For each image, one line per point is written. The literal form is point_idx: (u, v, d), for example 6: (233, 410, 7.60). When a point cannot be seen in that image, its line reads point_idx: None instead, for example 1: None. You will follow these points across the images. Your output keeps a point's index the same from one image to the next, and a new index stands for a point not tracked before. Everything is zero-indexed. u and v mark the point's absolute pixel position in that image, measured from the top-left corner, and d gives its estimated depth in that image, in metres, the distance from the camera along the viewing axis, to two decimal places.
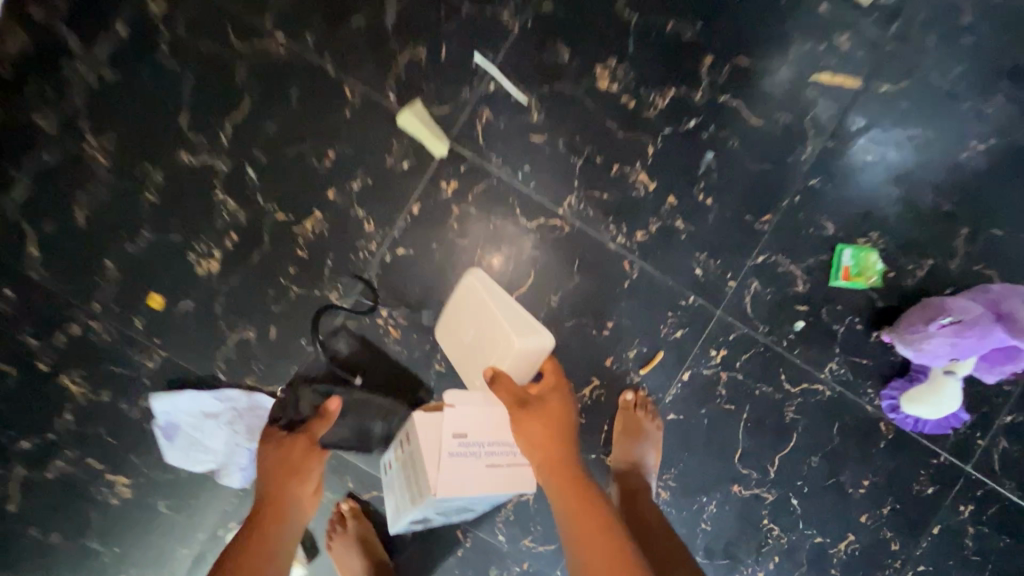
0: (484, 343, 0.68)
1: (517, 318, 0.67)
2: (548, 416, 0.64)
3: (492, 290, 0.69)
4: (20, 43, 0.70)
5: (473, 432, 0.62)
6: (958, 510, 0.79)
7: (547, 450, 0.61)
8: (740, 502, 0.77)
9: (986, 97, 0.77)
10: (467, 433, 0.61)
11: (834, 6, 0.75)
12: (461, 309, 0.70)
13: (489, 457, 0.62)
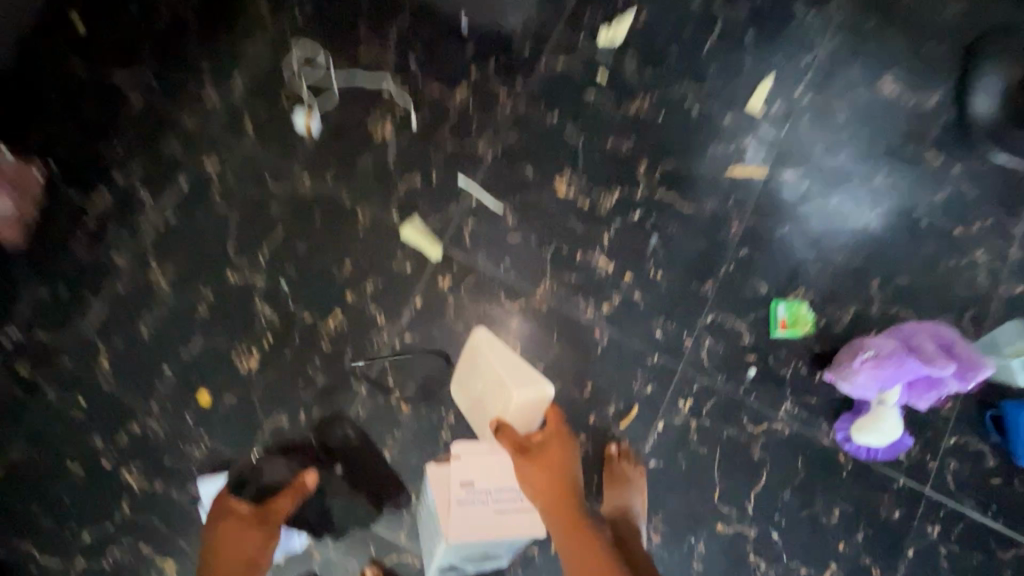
0: (489, 396, 0.80)
1: (517, 373, 0.79)
2: (547, 462, 0.73)
3: (495, 349, 0.82)
4: (106, 202, 0.91)
5: (479, 480, 0.74)
6: (926, 531, 0.86)
7: (544, 495, 0.70)
8: (725, 539, 0.85)
9: (867, 175, 0.97)
10: (473, 482, 0.73)
11: (734, 119, 0.96)
12: (469, 363, 0.83)
13: (495, 503, 0.73)
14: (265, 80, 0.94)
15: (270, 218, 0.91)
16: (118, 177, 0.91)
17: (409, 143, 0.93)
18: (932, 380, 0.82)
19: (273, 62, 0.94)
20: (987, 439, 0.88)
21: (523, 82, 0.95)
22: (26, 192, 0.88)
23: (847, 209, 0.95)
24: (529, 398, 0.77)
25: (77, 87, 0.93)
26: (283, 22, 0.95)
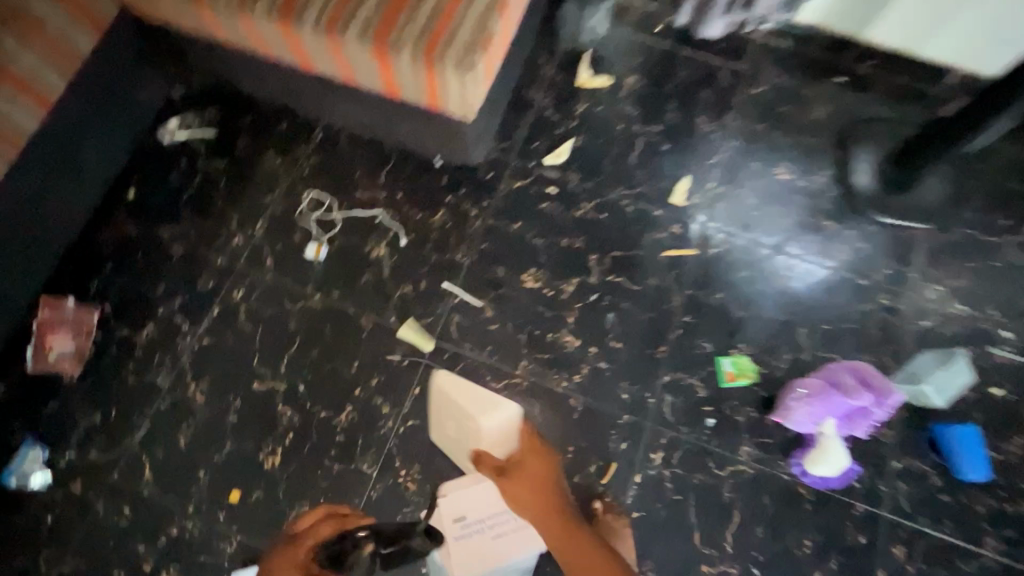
0: (463, 432, 0.96)
1: (479, 405, 0.96)
2: (524, 476, 0.86)
3: (459, 390, 1.00)
4: (151, 333, 1.08)
5: (470, 514, 0.89)
6: (893, 552, 0.95)
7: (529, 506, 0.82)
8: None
9: (780, 244, 1.17)
10: (465, 517, 0.88)
11: (663, 212, 1.18)
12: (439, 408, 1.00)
13: (490, 531, 0.88)
14: (281, 220, 1.16)
15: (288, 332, 1.08)
16: (161, 311, 1.10)
17: (401, 259, 1.13)
18: (858, 412, 0.97)
19: (287, 207, 1.17)
20: (929, 459, 1.00)
21: (489, 201, 1.17)
22: (87, 331, 1.08)
23: (769, 273, 1.14)
24: (494, 421, 0.94)
25: (129, 243, 1.15)
26: (294, 175, 1.20)
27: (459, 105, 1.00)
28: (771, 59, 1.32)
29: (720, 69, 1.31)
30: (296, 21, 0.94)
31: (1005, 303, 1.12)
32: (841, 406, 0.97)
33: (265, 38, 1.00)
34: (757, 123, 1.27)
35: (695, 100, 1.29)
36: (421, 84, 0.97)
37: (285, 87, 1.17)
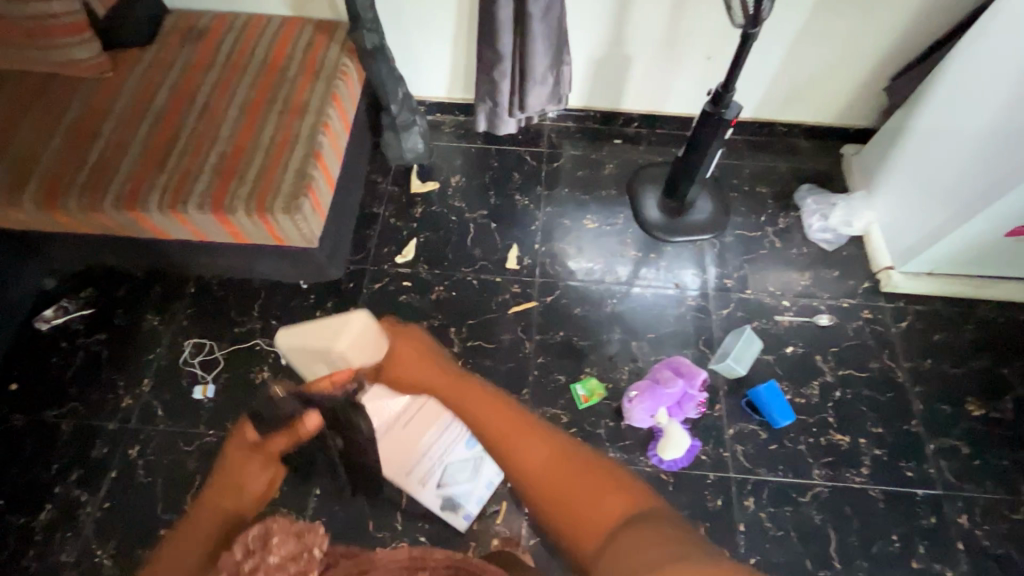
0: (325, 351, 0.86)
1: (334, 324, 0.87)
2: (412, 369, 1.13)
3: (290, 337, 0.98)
4: (49, 514, 1.12)
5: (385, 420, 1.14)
6: (746, 505, 1.13)
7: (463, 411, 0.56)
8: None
9: (602, 277, 1.42)
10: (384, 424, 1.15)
11: (503, 277, 1.41)
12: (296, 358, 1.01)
13: (402, 423, 1.15)
14: (167, 372, 1.27)
15: (188, 472, 1.16)
16: (59, 489, 1.14)
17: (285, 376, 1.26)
18: (678, 398, 1.18)
19: (171, 358, 1.28)
20: (754, 419, 1.22)
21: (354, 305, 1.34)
22: None
23: (598, 304, 1.37)
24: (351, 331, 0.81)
25: (18, 434, 1.20)
26: (173, 328, 1.32)
27: (300, 237, 1.17)
28: (561, 137, 1.65)
29: (523, 153, 1.62)
30: (142, 207, 1.12)
31: (779, 279, 1.41)
32: (665, 398, 1.17)
33: (118, 225, 1.16)
34: (562, 188, 1.56)
35: (510, 182, 1.57)
36: (262, 229, 1.14)
37: (147, 256, 1.31)
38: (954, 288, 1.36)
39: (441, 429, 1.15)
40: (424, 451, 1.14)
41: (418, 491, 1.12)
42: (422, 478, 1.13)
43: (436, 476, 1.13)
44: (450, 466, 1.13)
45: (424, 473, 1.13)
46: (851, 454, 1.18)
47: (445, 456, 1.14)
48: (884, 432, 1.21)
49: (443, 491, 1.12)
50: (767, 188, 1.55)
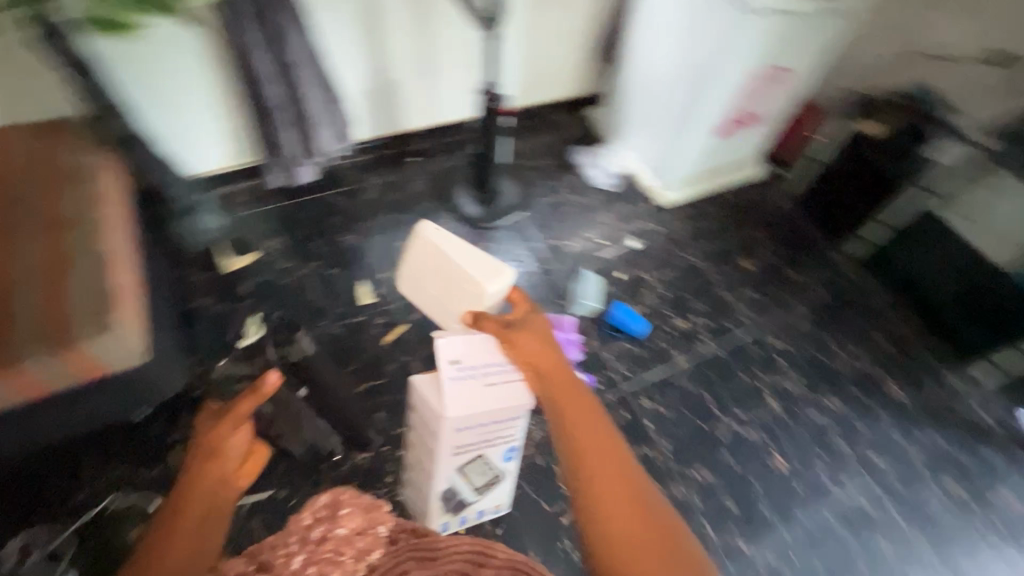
0: (452, 305, 1.18)
1: (481, 266, 1.13)
2: (537, 339, 0.94)
3: (436, 234, 1.19)
4: None
5: (465, 360, 0.97)
6: (643, 404, 1.34)
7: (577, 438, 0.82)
8: (571, 525, 1.21)
9: None
10: (461, 360, 0.96)
11: (363, 315, 1.41)
12: (437, 260, 1.19)
13: (483, 377, 0.98)
14: None
15: None
16: None
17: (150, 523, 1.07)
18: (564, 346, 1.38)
19: None
20: (620, 337, 1.44)
21: None
22: None
23: None
24: (495, 288, 1.11)
25: None
26: None
27: (122, 358, 1.00)
28: (360, 171, 1.68)
29: (330, 196, 1.61)
30: None
31: (588, 225, 1.68)
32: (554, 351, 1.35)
33: None
34: (383, 215, 1.61)
35: (329, 226, 1.55)
36: (66, 365, 0.94)
37: None
38: (703, 186, 1.78)
39: (511, 430, 1.03)
40: (478, 417, 0.97)
41: (445, 447, 0.99)
42: (455, 441, 0.99)
43: (462, 472, 1.05)
44: (479, 473, 1.07)
45: (463, 445, 1.00)
46: (692, 331, 1.48)
47: (481, 468, 1.06)
48: (704, 304, 1.54)
49: (455, 492, 1.07)
50: (549, 159, 1.82)
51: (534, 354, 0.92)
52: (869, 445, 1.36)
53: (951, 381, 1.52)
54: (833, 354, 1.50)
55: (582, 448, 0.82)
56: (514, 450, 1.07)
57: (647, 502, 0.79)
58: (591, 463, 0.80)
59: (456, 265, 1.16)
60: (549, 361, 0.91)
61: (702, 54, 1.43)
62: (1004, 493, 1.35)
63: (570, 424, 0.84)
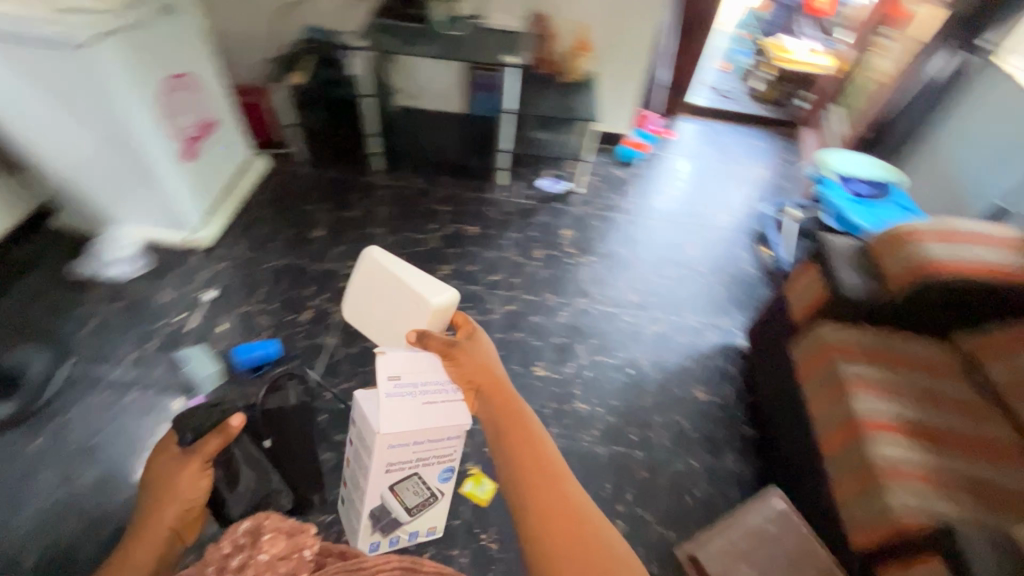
0: (400, 328, 1.12)
1: (428, 285, 1.09)
2: (480, 364, 0.90)
3: (386, 261, 1.16)
4: None
5: (403, 375, 0.95)
6: (327, 395, 1.37)
7: (518, 445, 0.72)
8: None
9: (43, 486, 1.18)
10: (399, 377, 0.95)
11: None
12: (382, 286, 1.16)
13: (421, 396, 0.97)
14: None
15: None
16: None
17: None
18: None
19: None
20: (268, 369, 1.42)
21: None
22: None
23: (74, 499, 1.17)
24: (439, 301, 1.07)
25: None
26: None
27: None
28: None
29: None
30: None
31: (156, 315, 1.51)
32: None
33: None
34: None
35: None
36: None
37: None
38: (230, 208, 1.79)
39: (448, 450, 1.03)
40: (416, 437, 0.97)
41: (377, 466, 0.98)
42: (389, 459, 0.98)
43: (396, 489, 1.05)
44: (411, 494, 1.06)
45: (399, 462, 1.00)
46: (320, 313, 1.57)
47: (414, 488, 1.07)
48: (313, 288, 1.63)
49: (388, 513, 1.06)
50: (54, 294, 1.52)
51: (475, 372, 0.89)
52: (484, 272, 1.74)
53: (490, 194, 2.02)
54: (421, 242, 1.81)
55: (517, 456, 0.70)
56: (448, 470, 1.08)
57: (584, 504, 0.64)
58: (525, 466, 0.69)
59: (400, 290, 1.13)
60: (490, 383, 0.86)
61: (114, 120, 1.35)
62: (560, 231, 1.92)
63: (507, 434, 0.75)
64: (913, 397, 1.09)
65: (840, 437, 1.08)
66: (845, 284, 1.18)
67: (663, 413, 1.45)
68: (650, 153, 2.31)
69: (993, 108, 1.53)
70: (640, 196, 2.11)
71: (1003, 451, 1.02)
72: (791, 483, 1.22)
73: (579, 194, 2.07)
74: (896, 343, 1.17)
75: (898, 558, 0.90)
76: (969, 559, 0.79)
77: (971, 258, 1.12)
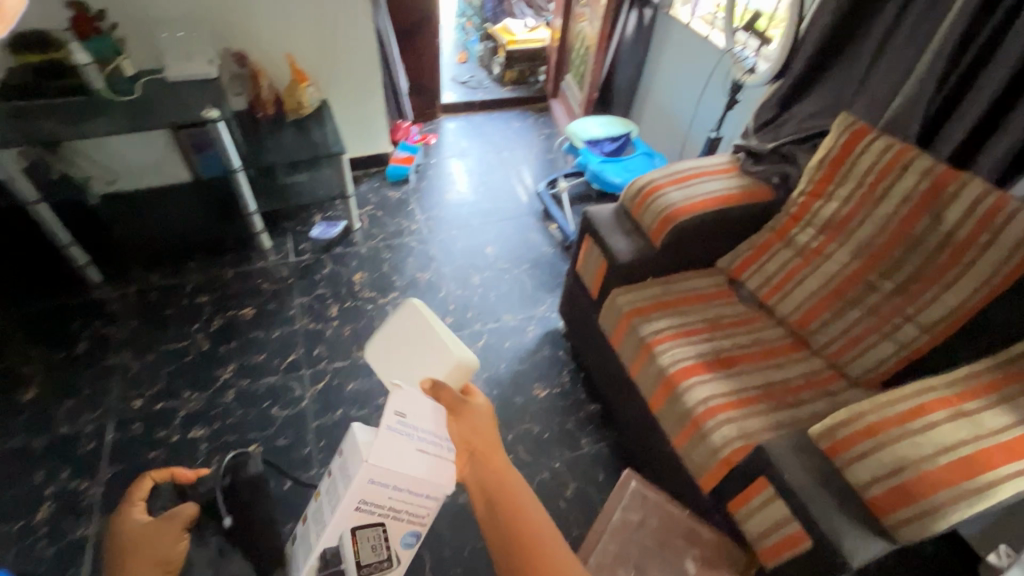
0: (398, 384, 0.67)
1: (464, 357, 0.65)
2: (478, 425, 0.66)
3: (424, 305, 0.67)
4: None
5: (410, 415, 0.64)
6: None
7: (514, 529, 0.57)
8: None
9: None
10: (404, 415, 0.64)
11: None
12: (404, 326, 0.67)
13: (418, 443, 0.66)
14: None
15: None
16: None
17: None
18: None
19: None
20: None
21: None
22: None
23: None
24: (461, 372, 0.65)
25: None
26: None
27: None
28: None
29: None
30: None
31: None
32: None
33: None
34: None
35: None
36: None
37: None
38: None
39: (425, 510, 0.74)
40: (405, 482, 0.68)
41: (347, 503, 0.68)
42: (367, 497, 0.68)
43: (354, 535, 0.73)
44: (368, 551, 0.74)
45: (376, 505, 0.70)
46: (67, 499, 1.20)
47: (377, 544, 0.74)
48: (47, 470, 1.24)
49: (341, 560, 0.74)
50: None
51: (463, 436, 0.66)
52: (277, 356, 1.50)
53: (258, 262, 1.74)
54: (187, 350, 1.49)
55: (512, 543, 0.56)
56: (415, 532, 0.77)
57: None
58: (522, 557, 0.55)
59: (418, 331, 0.66)
60: (489, 450, 0.65)
61: None
62: (351, 276, 1.74)
63: (500, 509, 0.59)
64: (703, 330, 1.18)
65: (661, 394, 1.12)
66: (618, 252, 1.22)
67: (513, 428, 1.40)
68: (419, 164, 2.22)
69: (681, 54, 1.73)
70: (424, 211, 2.01)
71: (780, 349, 1.16)
72: (639, 448, 1.26)
73: (361, 229, 1.90)
74: (677, 286, 1.26)
75: (737, 491, 0.96)
76: (783, 473, 0.87)
77: (705, 193, 1.22)
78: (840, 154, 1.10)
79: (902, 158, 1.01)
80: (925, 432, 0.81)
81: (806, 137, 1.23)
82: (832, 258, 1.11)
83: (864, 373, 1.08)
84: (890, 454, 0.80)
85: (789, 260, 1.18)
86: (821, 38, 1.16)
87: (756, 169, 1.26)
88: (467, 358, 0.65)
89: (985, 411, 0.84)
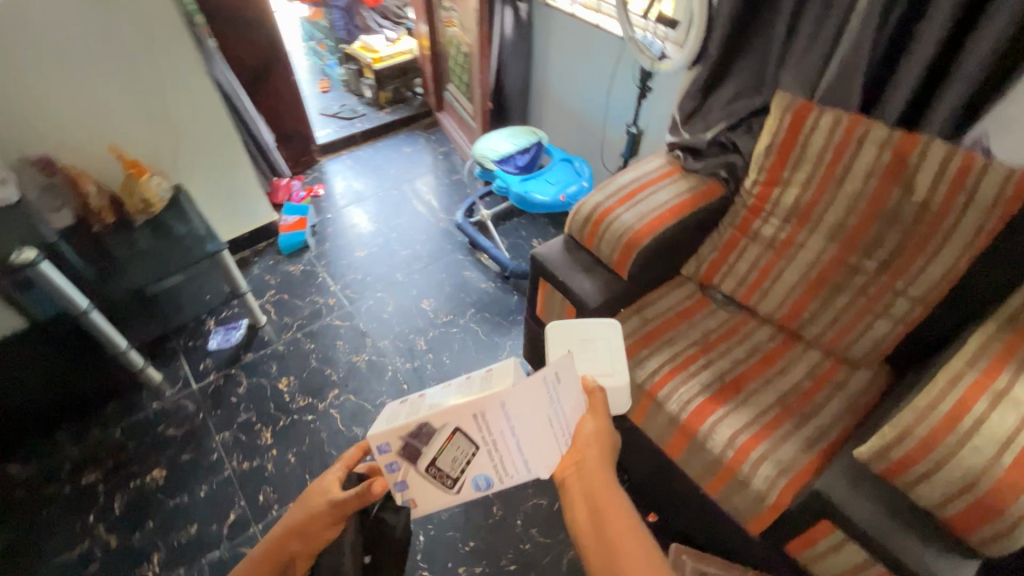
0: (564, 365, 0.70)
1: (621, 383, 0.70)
2: (597, 441, 0.60)
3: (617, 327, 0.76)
4: None
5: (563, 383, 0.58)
6: None
7: (620, 544, 0.54)
8: None
9: None
10: (558, 378, 0.57)
11: None
12: (593, 329, 0.75)
13: (553, 415, 0.58)
14: None
15: None
16: None
17: None
18: None
19: None
20: None
21: None
22: None
23: None
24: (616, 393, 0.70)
25: None
26: None
27: None
28: None
29: None
30: None
31: None
32: None
33: None
34: None
35: None
36: None
37: None
38: None
39: (520, 466, 0.59)
40: (529, 429, 0.57)
41: (483, 401, 0.54)
42: (495, 409, 0.55)
43: (459, 435, 0.56)
44: (450, 458, 0.57)
45: (488, 424, 0.56)
46: None
47: (460, 459, 0.57)
48: None
49: (423, 447, 0.56)
50: None
51: (582, 448, 0.60)
52: (214, 522, 1.21)
53: (154, 406, 1.40)
54: (89, 556, 1.15)
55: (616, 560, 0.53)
56: (488, 484, 0.60)
57: None
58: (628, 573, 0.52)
59: (602, 352, 0.72)
60: (599, 470, 0.59)
61: None
62: (276, 385, 1.45)
63: (607, 525, 0.55)
64: (696, 357, 1.06)
65: (679, 442, 0.99)
66: (585, 294, 1.07)
67: (519, 510, 1.23)
68: (314, 224, 1.93)
69: (572, 44, 1.59)
70: (336, 278, 1.74)
71: (776, 351, 1.08)
72: (660, 494, 1.14)
73: (270, 322, 1.61)
74: (652, 310, 1.15)
75: (796, 535, 0.87)
76: (849, 516, 0.78)
77: (657, 206, 1.10)
78: (788, 136, 1.02)
79: (856, 131, 0.95)
80: (978, 430, 0.75)
81: (739, 121, 1.15)
82: (806, 246, 1.04)
83: (864, 355, 1.03)
84: (955, 467, 0.74)
85: (760, 255, 1.09)
86: (732, 14, 1.07)
87: (698, 166, 1.17)
88: (621, 402, 0.71)
89: (1017, 385, 0.78)
